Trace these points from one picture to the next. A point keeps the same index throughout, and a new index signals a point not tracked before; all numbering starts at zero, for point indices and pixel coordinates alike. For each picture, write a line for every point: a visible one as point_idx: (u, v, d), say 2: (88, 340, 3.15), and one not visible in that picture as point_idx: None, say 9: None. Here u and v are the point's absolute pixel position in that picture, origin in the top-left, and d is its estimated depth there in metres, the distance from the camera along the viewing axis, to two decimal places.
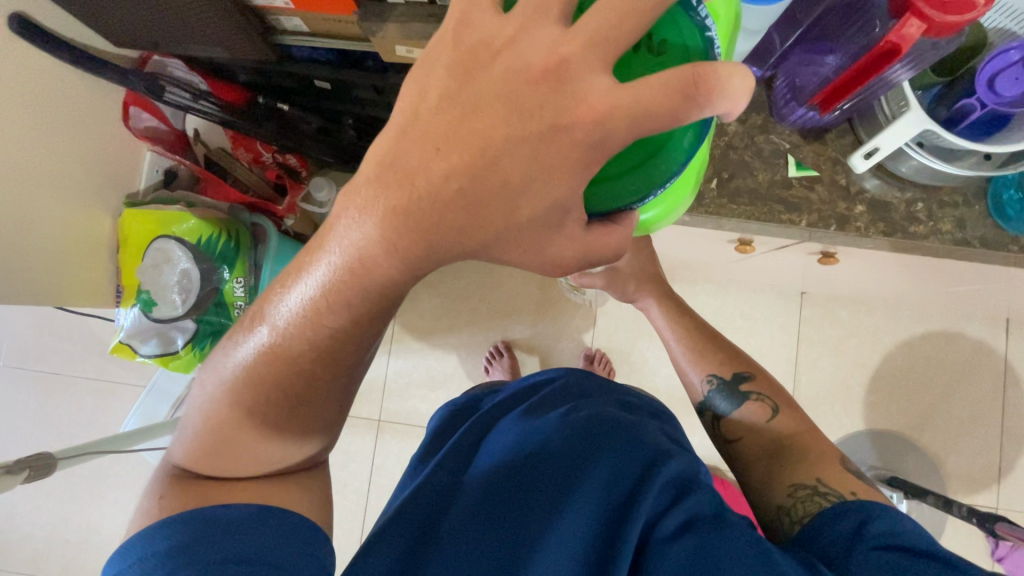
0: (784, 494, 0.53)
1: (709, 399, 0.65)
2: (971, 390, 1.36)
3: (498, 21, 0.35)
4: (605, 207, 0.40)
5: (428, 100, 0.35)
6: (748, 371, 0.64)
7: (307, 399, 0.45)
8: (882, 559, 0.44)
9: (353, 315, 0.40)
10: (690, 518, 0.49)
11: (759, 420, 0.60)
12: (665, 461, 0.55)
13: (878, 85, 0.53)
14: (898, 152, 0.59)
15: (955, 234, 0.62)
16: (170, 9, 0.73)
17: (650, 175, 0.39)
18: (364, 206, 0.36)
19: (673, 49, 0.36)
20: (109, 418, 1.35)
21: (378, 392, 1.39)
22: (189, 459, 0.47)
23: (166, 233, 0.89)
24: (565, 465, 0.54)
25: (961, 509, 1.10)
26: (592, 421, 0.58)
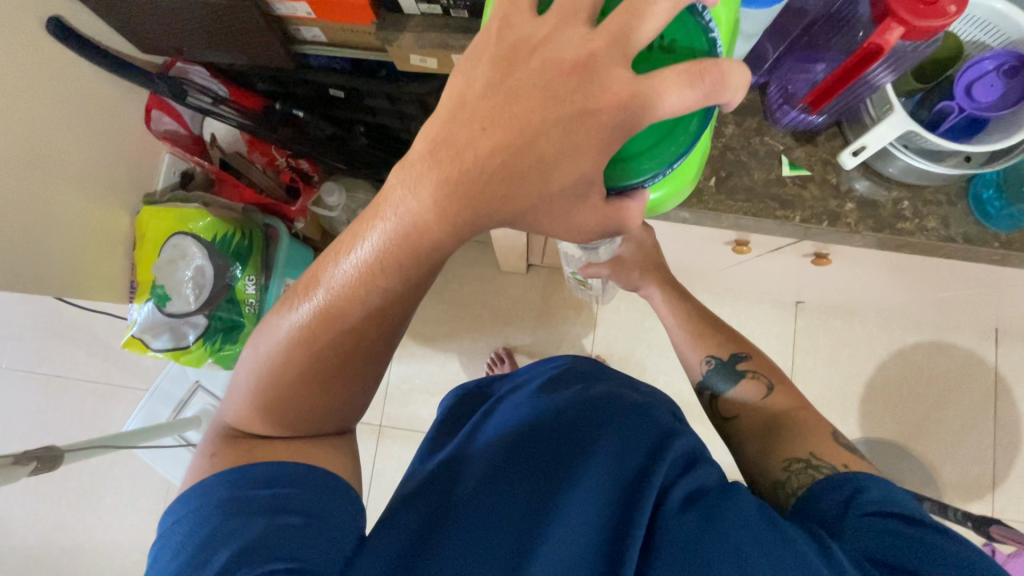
0: (779, 469, 0.56)
1: (707, 379, 0.69)
2: (964, 400, 1.39)
3: (533, 23, 0.38)
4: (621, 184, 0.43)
5: (475, 88, 0.38)
6: (744, 351, 0.68)
7: (353, 358, 0.47)
8: (873, 524, 0.46)
9: (404, 277, 0.43)
10: (698, 490, 0.50)
11: (755, 398, 0.64)
12: (675, 438, 0.56)
13: (862, 86, 0.58)
14: (883, 154, 0.63)
15: (940, 231, 0.66)
16: (197, 14, 0.77)
17: (659, 156, 0.42)
18: (418, 178, 0.39)
19: (682, 48, 0.39)
20: (109, 421, 1.35)
21: (380, 397, 1.40)
22: (236, 418, 0.50)
23: (183, 230, 0.92)
24: (581, 434, 0.54)
25: (957, 513, 1.11)
26: (604, 399, 0.60)
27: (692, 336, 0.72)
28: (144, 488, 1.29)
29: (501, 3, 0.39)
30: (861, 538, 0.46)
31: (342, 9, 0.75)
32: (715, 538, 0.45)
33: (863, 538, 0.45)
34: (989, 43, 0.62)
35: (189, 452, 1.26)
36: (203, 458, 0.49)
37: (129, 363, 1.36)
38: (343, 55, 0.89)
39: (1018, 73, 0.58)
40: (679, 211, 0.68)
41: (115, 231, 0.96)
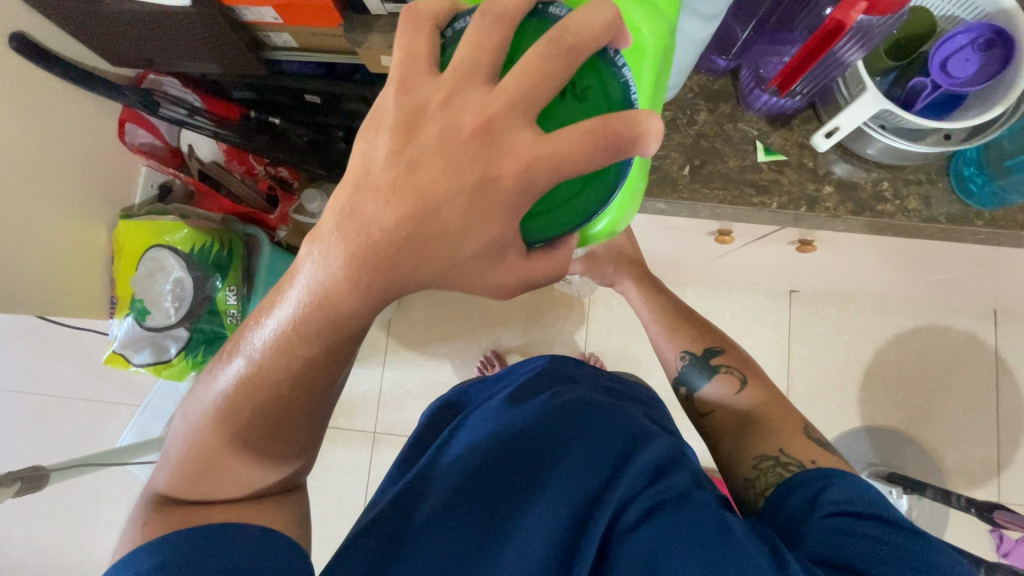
0: (750, 466, 0.56)
1: (683, 374, 0.69)
2: (965, 383, 1.37)
3: (430, 85, 0.34)
4: (541, 237, 0.39)
5: (377, 160, 0.35)
6: (719, 346, 0.68)
7: (283, 423, 0.45)
8: (835, 524, 0.46)
9: (325, 344, 0.40)
10: (658, 501, 0.50)
11: (730, 391, 0.64)
12: (642, 446, 0.56)
13: (831, 64, 0.56)
14: (859, 134, 0.62)
15: (922, 211, 0.64)
16: (162, 27, 0.77)
17: (572, 211, 0.38)
18: (326, 253, 0.36)
19: (596, 95, 0.35)
20: (103, 438, 1.35)
21: (372, 406, 1.39)
22: (166, 486, 0.47)
23: (161, 242, 0.92)
24: (545, 447, 0.55)
25: (959, 500, 1.09)
26: (573, 404, 0.60)
27: (669, 332, 0.72)
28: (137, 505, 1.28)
29: (397, 67, 0.35)
30: (824, 539, 0.45)
31: (303, 13, 0.74)
32: (664, 560, 0.46)
33: (826, 539, 0.45)
34: (964, 17, 0.61)
35: None
36: (149, 505, 0.47)
37: (120, 380, 1.36)
38: (315, 59, 0.89)
39: (993, 46, 0.57)
40: (654, 202, 0.66)
41: (94, 247, 0.96)
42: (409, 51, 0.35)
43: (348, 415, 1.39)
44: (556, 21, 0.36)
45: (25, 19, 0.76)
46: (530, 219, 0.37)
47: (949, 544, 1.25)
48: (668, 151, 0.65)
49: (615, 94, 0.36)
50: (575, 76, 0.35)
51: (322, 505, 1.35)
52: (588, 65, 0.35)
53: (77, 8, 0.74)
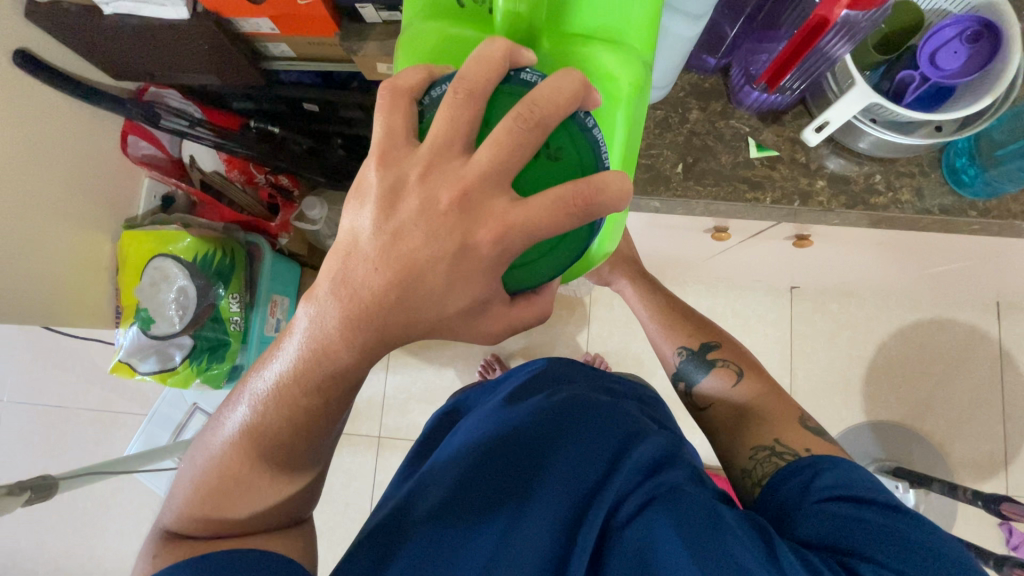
0: (747, 457, 0.58)
1: (681, 370, 0.70)
2: (969, 376, 1.37)
3: (408, 160, 0.34)
4: (523, 286, 0.39)
5: (363, 224, 0.35)
6: (715, 341, 0.69)
7: (288, 463, 0.46)
8: (825, 508, 0.48)
9: (323, 394, 0.41)
10: (653, 496, 0.51)
11: (726, 385, 0.65)
12: (636, 443, 0.57)
13: (820, 59, 0.57)
14: (849, 129, 0.62)
15: (915, 203, 0.64)
16: (162, 40, 0.78)
17: (550, 264, 0.38)
18: (321, 313, 0.37)
19: (570, 157, 0.35)
20: (111, 447, 1.36)
21: (376, 410, 1.40)
22: (176, 524, 0.48)
23: (164, 252, 0.93)
24: (540, 444, 0.57)
25: (965, 493, 1.09)
26: (567, 405, 0.62)
27: (667, 332, 0.73)
28: (145, 512, 1.29)
29: (376, 141, 0.34)
30: (814, 524, 0.47)
31: (300, 23, 0.75)
32: (660, 547, 0.47)
33: (816, 524, 0.47)
34: (950, 9, 0.62)
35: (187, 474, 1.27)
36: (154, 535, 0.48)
37: (127, 389, 1.37)
38: (313, 67, 0.90)
39: (980, 38, 0.58)
40: (648, 201, 0.67)
41: (98, 261, 0.97)
42: (388, 127, 0.34)
43: (353, 420, 1.39)
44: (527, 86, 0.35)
45: (28, 37, 0.77)
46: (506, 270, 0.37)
47: (959, 539, 1.24)
48: (660, 150, 0.66)
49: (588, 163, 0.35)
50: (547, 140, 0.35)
51: (329, 511, 1.35)
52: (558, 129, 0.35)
53: (78, 24, 0.75)
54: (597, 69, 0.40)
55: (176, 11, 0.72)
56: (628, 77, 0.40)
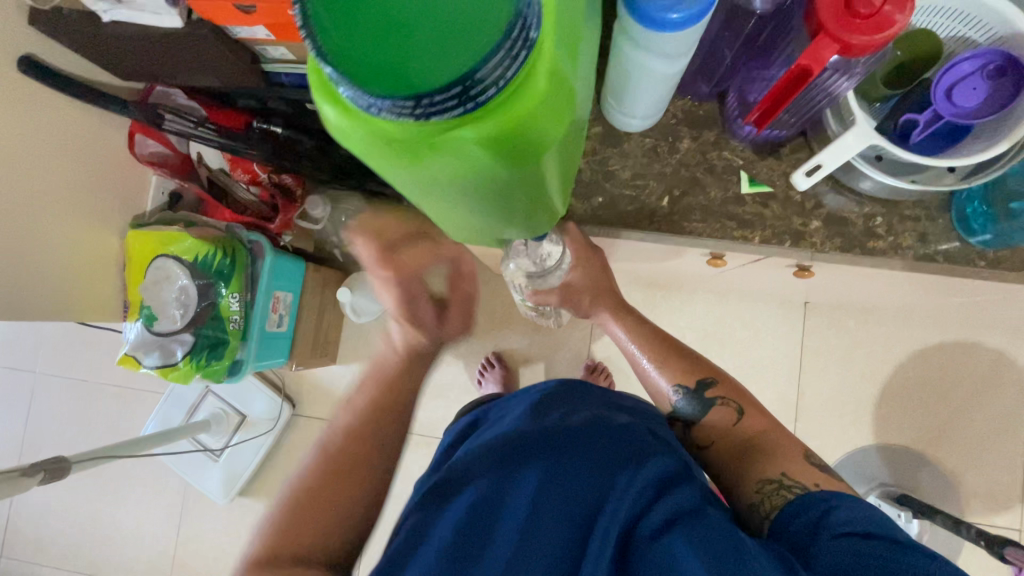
0: (753, 492, 0.62)
1: (680, 406, 0.71)
2: (991, 404, 1.29)
3: None
4: (429, 82, 0.24)
5: None
6: (710, 376, 0.71)
7: None
8: (845, 544, 0.51)
9: None
10: (675, 513, 0.54)
11: (728, 423, 0.69)
12: (645, 462, 0.59)
13: (822, 96, 0.53)
14: (850, 169, 0.58)
15: (917, 248, 0.60)
16: (163, 49, 0.79)
17: (457, 46, 0.24)
18: None
19: None
20: (132, 423, 1.43)
21: (378, 402, 1.42)
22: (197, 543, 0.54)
23: (166, 252, 0.97)
24: (555, 462, 0.57)
25: (969, 531, 1.06)
26: (584, 423, 0.63)
27: None
28: (162, 485, 1.42)
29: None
30: (833, 560, 0.50)
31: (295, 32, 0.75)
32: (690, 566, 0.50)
33: (835, 560, 0.50)
34: (977, 38, 0.57)
35: (202, 453, 1.39)
36: None
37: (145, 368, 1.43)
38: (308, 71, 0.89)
39: (1003, 76, 0.53)
40: (631, 235, 0.65)
41: (107, 256, 1.00)
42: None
43: (355, 410, 1.42)
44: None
45: (33, 42, 0.79)
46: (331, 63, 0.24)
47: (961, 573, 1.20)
48: (646, 181, 0.63)
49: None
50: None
51: None
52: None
53: (81, 33, 0.77)
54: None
55: (171, 20, 0.73)
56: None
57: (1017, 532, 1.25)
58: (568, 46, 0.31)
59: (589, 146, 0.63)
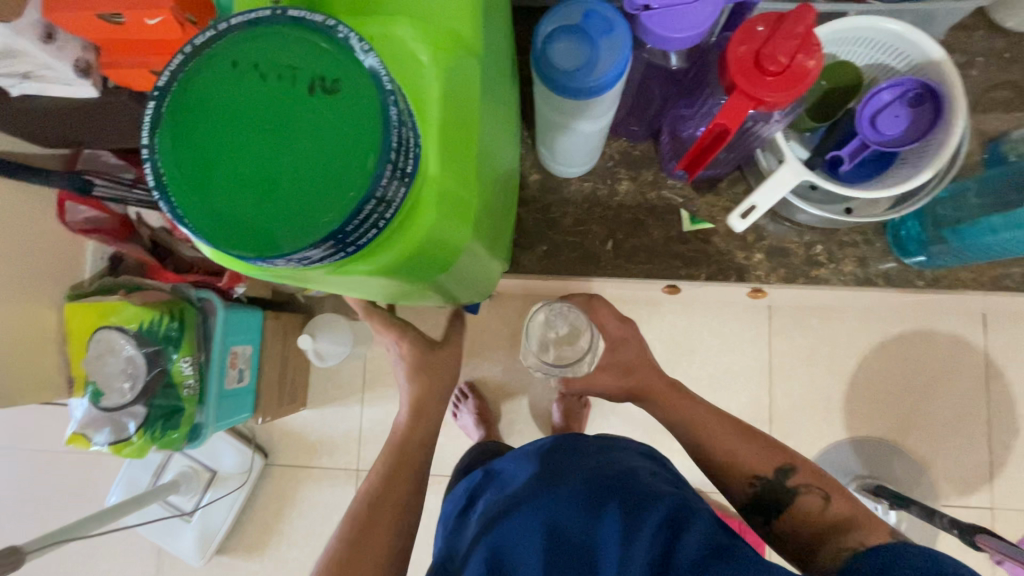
0: (830, 557, 0.59)
1: (760, 498, 0.67)
2: (952, 389, 1.33)
3: None
4: (304, 240, 0.31)
5: None
6: (789, 464, 0.67)
7: None
8: None
9: None
10: (702, 547, 0.54)
11: (816, 509, 0.64)
12: (653, 502, 0.59)
13: (752, 137, 0.53)
14: (785, 203, 0.58)
15: (858, 273, 0.61)
16: (84, 113, 0.75)
17: (328, 210, 0.31)
18: None
19: (350, 97, 0.31)
20: (93, 490, 1.35)
21: (354, 443, 1.37)
22: None
23: (107, 323, 0.93)
24: (581, 526, 0.57)
25: (942, 520, 1.08)
26: (590, 479, 0.63)
27: None
28: (135, 551, 1.36)
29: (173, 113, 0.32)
30: None
31: None
32: None
33: None
34: (897, 66, 0.57)
35: (178, 518, 1.33)
36: None
37: None
38: None
39: (923, 103, 0.54)
40: (579, 279, 0.64)
41: (45, 331, 0.95)
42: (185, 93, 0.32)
43: (330, 453, 1.37)
44: (253, 54, 0.31)
45: None
46: (224, 236, 0.32)
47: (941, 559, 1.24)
48: (588, 226, 0.63)
49: (361, 105, 0.31)
50: (261, 72, 0.31)
51: (311, 546, 1.35)
52: (284, 61, 0.31)
53: None
54: (387, 40, 0.34)
55: (84, 90, 0.68)
56: (435, 50, 0.35)
57: (988, 510, 1.29)
58: (456, 167, 0.36)
59: (530, 196, 0.63)
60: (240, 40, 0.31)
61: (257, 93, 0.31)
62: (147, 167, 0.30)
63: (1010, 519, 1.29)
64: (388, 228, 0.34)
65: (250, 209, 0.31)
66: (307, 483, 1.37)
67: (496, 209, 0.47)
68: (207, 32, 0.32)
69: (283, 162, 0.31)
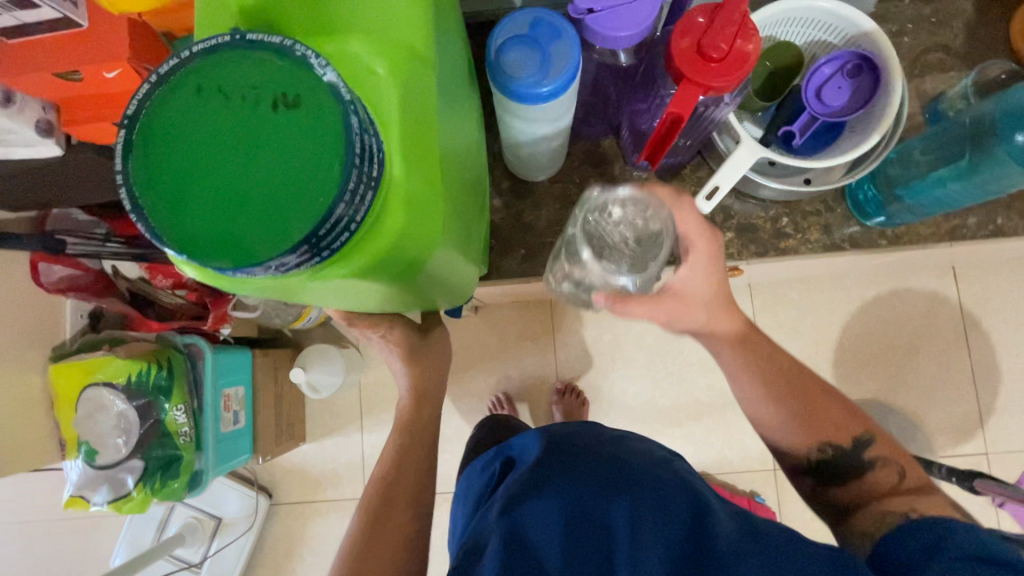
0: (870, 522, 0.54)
1: (825, 464, 0.59)
2: (933, 342, 1.37)
3: None
4: (277, 248, 0.32)
5: None
6: (869, 432, 0.59)
7: None
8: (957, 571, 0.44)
9: None
10: (738, 533, 0.50)
11: (887, 485, 0.57)
12: (671, 498, 0.54)
13: (706, 122, 0.56)
14: (747, 181, 0.61)
15: (824, 239, 0.64)
16: (50, 173, 0.75)
17: (299, 217, 0.32)
18: None
19: (312, 109, 0.32)
20: (94, 556, 1.31)
21: (358, 472, 1.36)
22: None
23: (95, 380, 0.92)
24: (600, 508, 0.53)
25: (941, 470, 1.11)
26: (607, 462, 0.59)
27: None
28: None
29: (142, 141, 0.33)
30: None
31: None
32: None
33: None
34: (833, 41, 0.61)
35: (186, 571, 1.30)
36: None
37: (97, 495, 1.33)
38: None
39: (861, 72, 0.57)
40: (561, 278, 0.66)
41: (30, 397, 0.93)
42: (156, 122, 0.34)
43: (335, 485, 1.36)
44: (214, 79, 0.32)
45: None
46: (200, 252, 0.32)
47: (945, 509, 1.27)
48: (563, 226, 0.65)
49: (323, 117, 0.32)
50: (225, 95, 0.32)
51: None
52: (246, 84, 0.32)
53: None
54: (342, 59, 0.35)
55: (49, 149, 0.69)
56: (390, 62, 0.35)
57: (983, 455, 1.33)
58: (423, 169, 0.37)
59: (501, 203, 0.64)
60: (202, 68, 0.32)
61: (223, 115, 0.32)
62: (121, 192, 0.31)
63: (1004, 461, 1.33)
64: (360, 231, 0.35)
65: (224, 225, 0.32)
66: (315, 517, 1.35)
67: (466, 208, 0.49)
68: (171, 62, 0.33)
69: (254, 176, 0.32)
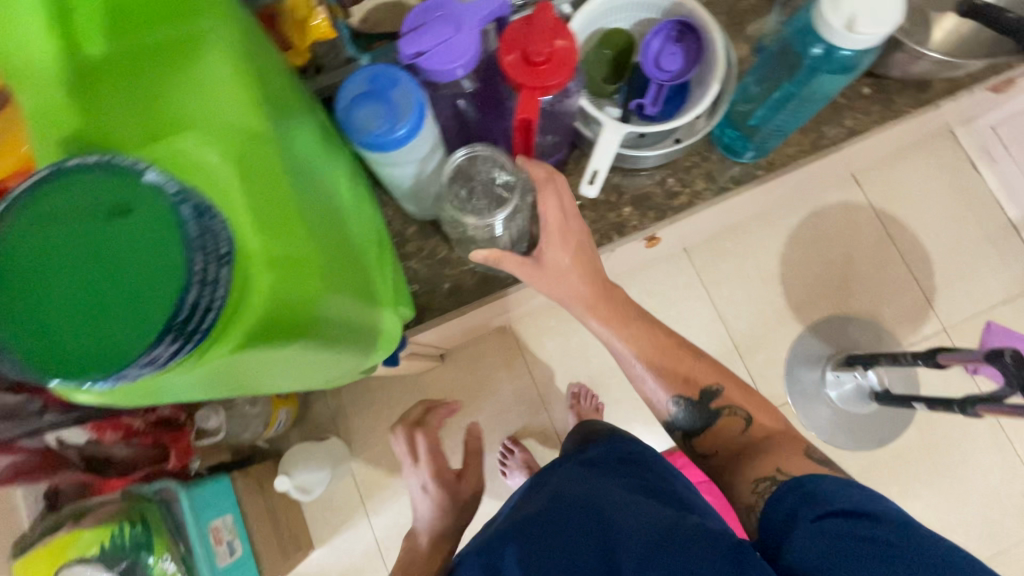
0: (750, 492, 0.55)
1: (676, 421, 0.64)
2: (863, 246, 1.46)
3: None
4: (132, 354, 0.27)
5: None
6: (715, 385, 0.63)
7: None
8: (826, 529, 0.46)
9: None
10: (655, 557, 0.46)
11: (737, 432, 0.61)
12: (629, 522, 0.51)
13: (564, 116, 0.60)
14: (625, 157, 0.65)
15: (710, 186, 0.69)
16: None
17: (147, 313, 0.27)
18: None
19: (139, 200, 0.28)
20: None
21: (377, 559, 1.30)
22: None
23: (66, 560, 0.83)
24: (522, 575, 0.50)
25: (906, 357, 1.16)
26: (540, 515, 0.56)
27: None
28: None
29: None
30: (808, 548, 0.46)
31: None
32: None
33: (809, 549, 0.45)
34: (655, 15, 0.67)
35: None
36: None
37: None
38: None
39: (685, 36, 0.63)
40: (492, 298, 0.69)
41: None
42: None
43: None
44: (28, 199, 0.29)
45: None
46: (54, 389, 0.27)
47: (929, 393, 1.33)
48: None
49: (149, 209, 0.28)
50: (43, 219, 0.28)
51: None
52: (60, 198, 0.29)
53: None
54: (168, 152, 0.32)
55: None
56: (223, 147, 0.34)
57: (942, 332, 1.41)
58: (276, 230, 0.34)
59: (413, 247, 0.66)
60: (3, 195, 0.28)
61: (42, 238, 0.28)
62: None
63: (962, 330, 1.41)
64: (225, 313, 0.31)
65: (73, 349, 0.27)
66: None
67: (349, 261, 0.45)
68: None
69: (91, 290, 0.28)
